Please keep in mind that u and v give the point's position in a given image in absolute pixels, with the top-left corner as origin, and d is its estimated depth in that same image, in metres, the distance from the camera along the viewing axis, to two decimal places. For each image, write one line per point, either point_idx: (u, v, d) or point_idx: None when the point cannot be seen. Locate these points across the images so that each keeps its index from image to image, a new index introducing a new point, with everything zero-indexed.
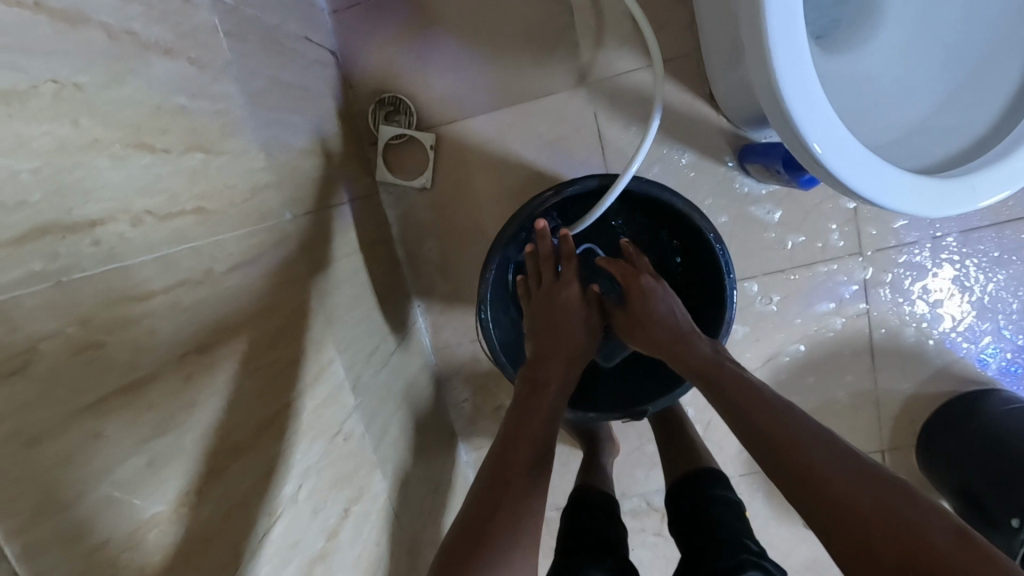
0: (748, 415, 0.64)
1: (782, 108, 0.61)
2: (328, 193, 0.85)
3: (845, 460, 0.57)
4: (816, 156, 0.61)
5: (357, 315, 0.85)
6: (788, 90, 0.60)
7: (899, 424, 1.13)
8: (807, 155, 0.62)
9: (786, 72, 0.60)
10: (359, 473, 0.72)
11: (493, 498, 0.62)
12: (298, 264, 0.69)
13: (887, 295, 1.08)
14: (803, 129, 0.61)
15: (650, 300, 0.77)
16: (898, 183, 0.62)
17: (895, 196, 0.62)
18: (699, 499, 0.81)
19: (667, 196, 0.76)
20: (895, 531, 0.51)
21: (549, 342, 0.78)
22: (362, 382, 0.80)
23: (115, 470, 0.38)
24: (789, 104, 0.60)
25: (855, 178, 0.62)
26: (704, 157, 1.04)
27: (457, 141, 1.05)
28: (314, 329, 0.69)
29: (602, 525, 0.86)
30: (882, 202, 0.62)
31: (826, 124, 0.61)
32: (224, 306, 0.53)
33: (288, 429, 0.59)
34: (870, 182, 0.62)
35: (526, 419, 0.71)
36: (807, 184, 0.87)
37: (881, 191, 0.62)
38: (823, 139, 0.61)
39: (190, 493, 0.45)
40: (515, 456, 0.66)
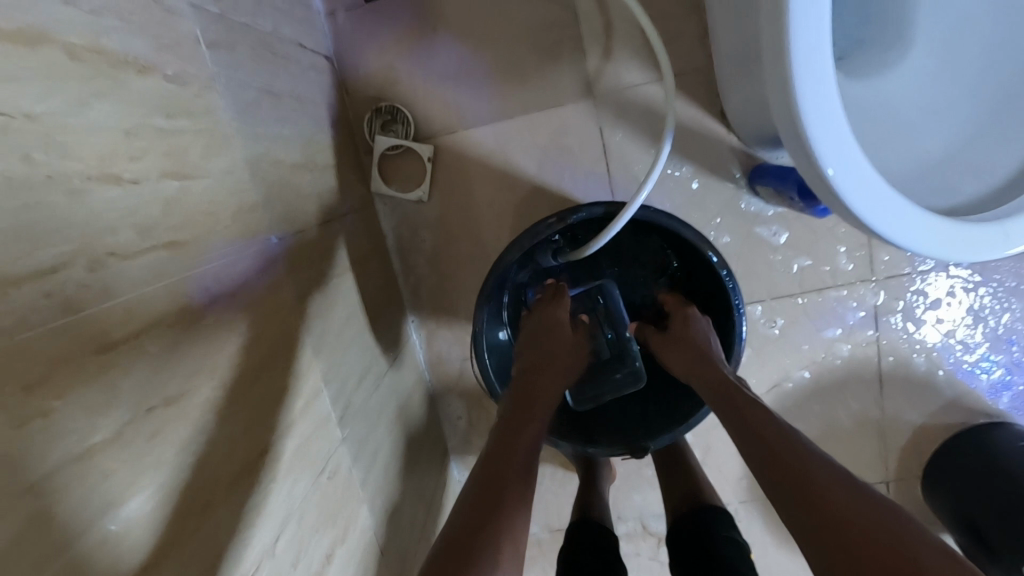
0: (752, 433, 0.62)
1: (803, 139, 0.57)
2: (320, 209, 0.81)
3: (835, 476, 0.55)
4: (830, 181, 0.57)
5: (348, 337, 0.81)
6: (811, 121, 0.56)
7: (906, 454, 1.10)
8: (820, 180, 0.58)
9: (809, 99, 0.56)
10: (345, 509, 0.68)
11: (479, 507, 0.56)
12: (285, 290, 0.65)
13: (898, 322, 1.04)
14: (820, 153, 0.57)
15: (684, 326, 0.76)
16: (921, 226, 0.59)
17: (917, 239, 0.59)
18: (707, 535, 0.78)
19: (677, 227, 0.71)
20: (883, 546, 0.48)
21: (546, 355, 0.74)
22: (351, 410, 0.76)
23: (66, 550, 0.34)
24: (810, 132, 0.56)
25: (876, 219, 0.58)
26: (713, 175, 0.99)
27: (457, 153, 1.00)
28: (299, 359, 0.65)
29: (603, 551, 0.84)
30: (904, 244, 0.59)
31: (843, 146, 0.57)
32: (200, 347, 0.49)
33: (267, 474, 0.55)
34: (887, 215, 0.58)
35: (520, 427, 0.66)
36: (822, 213, 0.83)
37: (904, 232, 0.58)
38: (839, 162, 0.57)
39: (154, 562, 0.41)
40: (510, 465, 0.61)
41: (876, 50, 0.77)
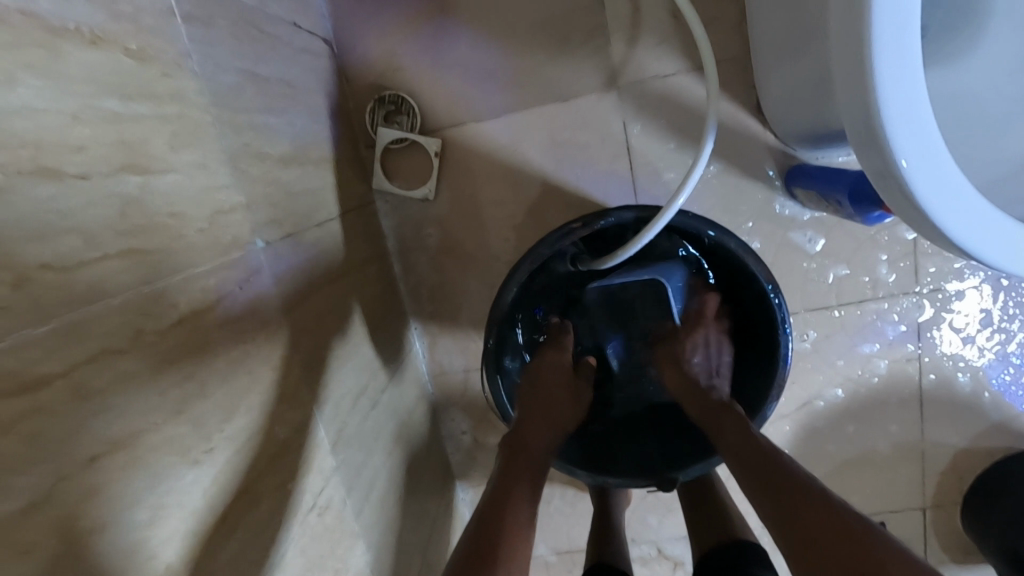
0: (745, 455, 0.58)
1: (882, 142, 0.50)
2: (314, 208, 0.73)
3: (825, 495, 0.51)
4: (902, 174, 0.50)
5: (344, 351, 0.73)
6: (892, 120, 0.50)
7: (946, 480, 1.02)
8: (890, 173, 0.51)
9: (892, 94, 0.49)
10: (336, 549, 0.61)
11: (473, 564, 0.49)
12: (271, 301, 0.57)
13: (942, 338, 0.95)
14: (895, 141, 0.50)
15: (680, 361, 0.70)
16: (1013, 239, 0.52)
17: (1010, 253, 0.52)
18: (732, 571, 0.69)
19: (719, 236, 0.63)
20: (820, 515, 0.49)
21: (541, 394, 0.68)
22: (345, 435, 0.68)
23: None
24: (891, 136, 0.50)
25: (962, 233, 0.51)
26: (745, 176, 0.90)
27: (466, 147, 0.92)
28: (286, 381, 0.57)
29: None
30: (993, 260, 0.52)
31: (921, 135, 0.50)
32: (163, 376, 0.41)
33: (243, 520, 0.47)
34: (963, 216, 0.51)
35: (517, 460, 0.61)
36: (878, 219, 0.74)
37: (993, 247, 0.52)
38: (914, 154, 0.50)
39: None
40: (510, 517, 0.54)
41: (943, 38, 0.69)
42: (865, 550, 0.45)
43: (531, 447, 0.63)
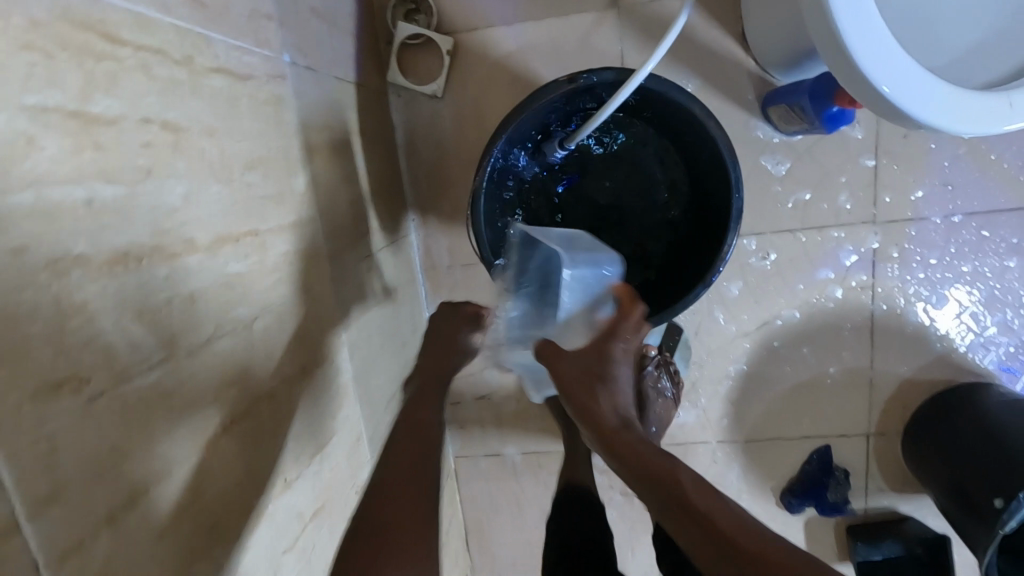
0: (615, 447, 0.59)
1: (865, 83, 0.63)
2: (336, 67, 0.81)
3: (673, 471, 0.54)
4: (885, 98, 0.63)
5: (346, 196, 0.81)
6: (862, 53, 0.62)
7: (890, 409, 1.09)
8: (875, 98, 0.63)
9: (843, 11, 0.62)
10: (325, 341, 0.68)
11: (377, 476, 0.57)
12: (292, 112, 0.65)
13: (895, 270, 1.02)
14: (872, 74, 0.62)
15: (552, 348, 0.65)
16: (972, 107, 0.63)
17: (975, 120, 0.63)
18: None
19: (683, 99, 0.69)
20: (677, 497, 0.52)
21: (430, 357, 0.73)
22: (340, 260, 0.75)
23: (54, 188, 0.34)
24: (868, 73, 0.62)
25: (950, 121, 0.63)
26: (725, 98, 0.99)
27: (476, 51, 1.01)
28: (297, 181, 0.65)
29: (593, 528, 0.87)
30: (963, 131, 0.64)
31: (890, 63, 0.62)
32: (204, 103, 0.49)
33: (256, 256, 0.54)
34: (938, 109, 0.63)
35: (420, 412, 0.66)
36: (831, 120, 0.81)
37: (959, 118, 0.63)
38: (890, 78, 0.62)
39: (131, 257, 0.39)
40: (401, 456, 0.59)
41: None
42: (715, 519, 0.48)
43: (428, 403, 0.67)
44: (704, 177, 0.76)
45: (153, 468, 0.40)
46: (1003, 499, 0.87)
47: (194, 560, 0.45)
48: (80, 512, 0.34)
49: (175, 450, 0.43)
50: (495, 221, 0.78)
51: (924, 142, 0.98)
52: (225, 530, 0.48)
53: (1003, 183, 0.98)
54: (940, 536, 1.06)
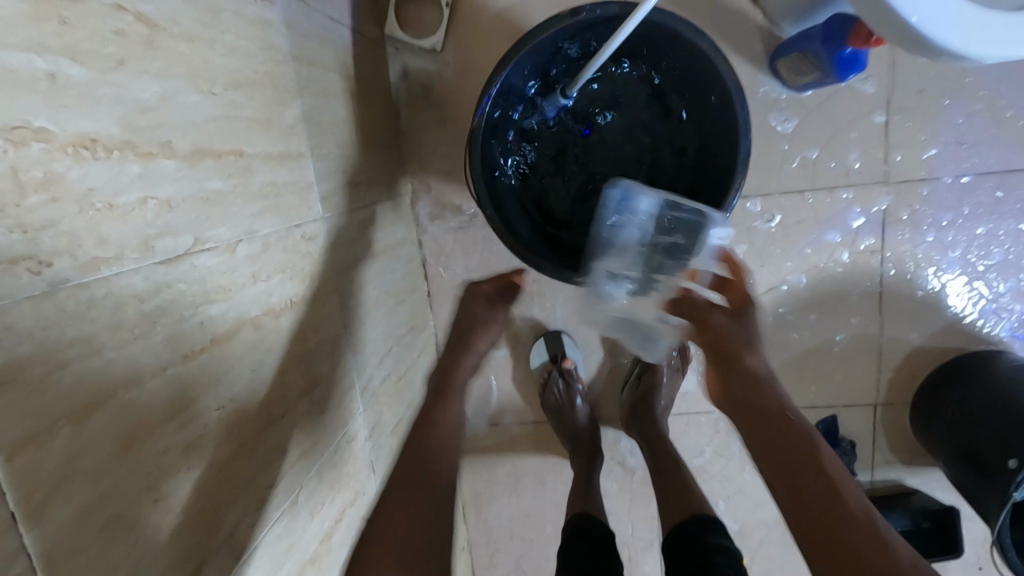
0: (792, 468, 0.57)
1: (892, 15, 0.60)
2: (332, 6, 0.78)
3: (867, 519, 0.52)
4: (912, 28, 0.60)
5: (342, 142, 0.78)
6: None
7: (899, 377, 1.06)
8: (903, 29, 0.61)
9: None
10: (318, 282, 0.65)
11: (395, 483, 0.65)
12: (282, 40, 0.62)
13: (906, 234, 1.00)
14: (898, 4, 0.59)
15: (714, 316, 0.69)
16: (1004, 29, 0.61)
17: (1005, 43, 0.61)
18: (695, 546, 0.76)
19: (689, 33, 0.67)
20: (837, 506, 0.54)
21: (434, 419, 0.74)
22: (335, 204, 0.73)
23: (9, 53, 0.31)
24: (895, 3, 0.59)
25: (983, 46, 0.61)
26: (733, 52, 0.96)
27: (475, 3, 0.98)
28: (289, 111, 0.62)
29: (597, 548, 0.85)
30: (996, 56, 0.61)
31: None
32: (187, 4, 0.46)
33: (241, 179, 0.52)
34: (971, 36, 0.60)
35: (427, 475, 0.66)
36: (844, 65, 0.79)
37: (988, 43, 0.60)
38: (918, 7, 0.60)
39: (99, 145, 0.36)
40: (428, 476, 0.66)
41: None
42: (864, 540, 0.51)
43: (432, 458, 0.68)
44: (709, 118, 0.74)
45: (126, 374, 0.37)
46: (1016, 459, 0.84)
47: (178, 480, 0.42)
48: (34, 395, 0.31)
49: (156, 357, 0.40)
50: (496, 166, 0.76)
51: (938, 98, 0.95)
52: (212, 456, 0.45)
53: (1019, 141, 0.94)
54: (949, 509, 1.05)
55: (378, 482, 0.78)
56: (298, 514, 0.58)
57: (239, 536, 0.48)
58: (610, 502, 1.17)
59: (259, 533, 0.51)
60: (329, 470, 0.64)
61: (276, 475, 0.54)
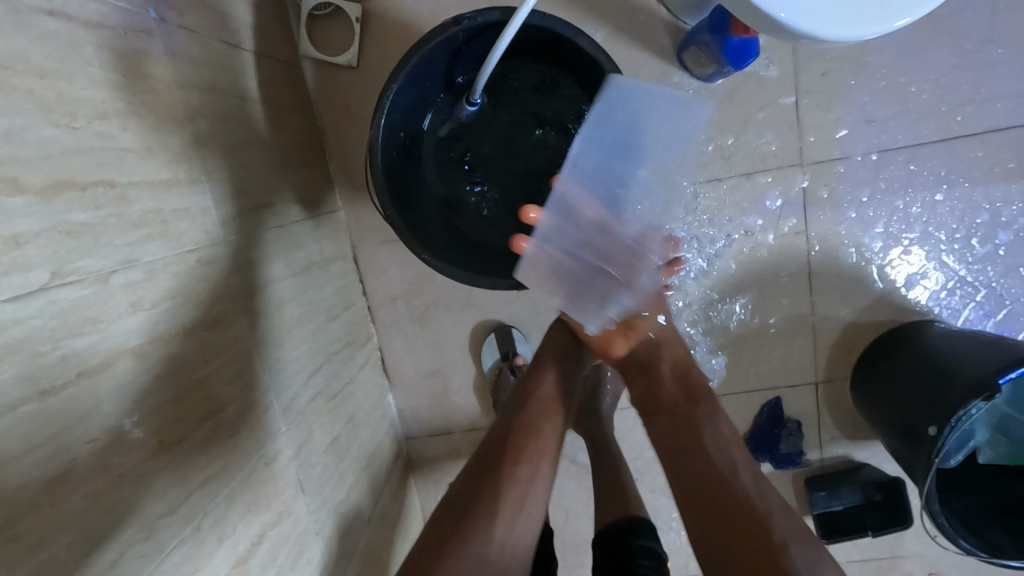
0: (700, 469, 0.73)
1: (762, 14, 0.62)
2: (228, 31, 0.78)
3: (741, 490, 0.69)
4: (784, 25, 0.61)
5: (249, 163, 0.78)
6: None
7: (836, 354, 1.07)
8: (775, 26, 0.62)
9: None
10: (221, 305, 0.65)
11: (465, 507, 0.68)
12: (164, 69, 0.63)
13: (827, 212, 1.02)
14: (766, 4, 0.61)
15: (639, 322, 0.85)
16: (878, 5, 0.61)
17: (872, 22, 0.61)
18: (620, 549, 0.78)
19: (570, 34, 0.69)
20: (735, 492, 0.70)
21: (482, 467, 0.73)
22: (240, 224, 0.72)
23: None
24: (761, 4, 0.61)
25: (856, 28, 0.62)
26: (641, 48, 0.98)
27: (386, 17, 0.99)
28: (173, 139, 0.62)
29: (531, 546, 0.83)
30: (865, 33, 0.62)
31: None
32: (32, 42, 0.46)
33: (112, 209, 0.52)
34: (843, 23, 0.61)
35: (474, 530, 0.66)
36: (732, 47, 0.84)
37: (860, 24, 0.61)
38: (785, 5, 0.61)
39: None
40: (492, 524, 0.67)
41: None
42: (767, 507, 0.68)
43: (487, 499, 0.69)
44: (605, 112, 0.76)
45: None
46: (937, 426, 0.85)
47: (37, 517, 0.42)
48: None
49: (6, 396, 0.40)
50: (401, 176, 0.77)
51: (843, 80, 0.97)
52: (84, 489, 0.45)
53: (923, 115, 0.97)
54: (892, 479, 1.05)
55: (308, 500, 0.78)
56: (203, 539, 0.57)
57: (126, 564, 0.48)
58: (567, 501, 1.17)
59: (153, 563, 0.51)
60: (242, 492, 0.64)
61: (171, 503, 0.54)
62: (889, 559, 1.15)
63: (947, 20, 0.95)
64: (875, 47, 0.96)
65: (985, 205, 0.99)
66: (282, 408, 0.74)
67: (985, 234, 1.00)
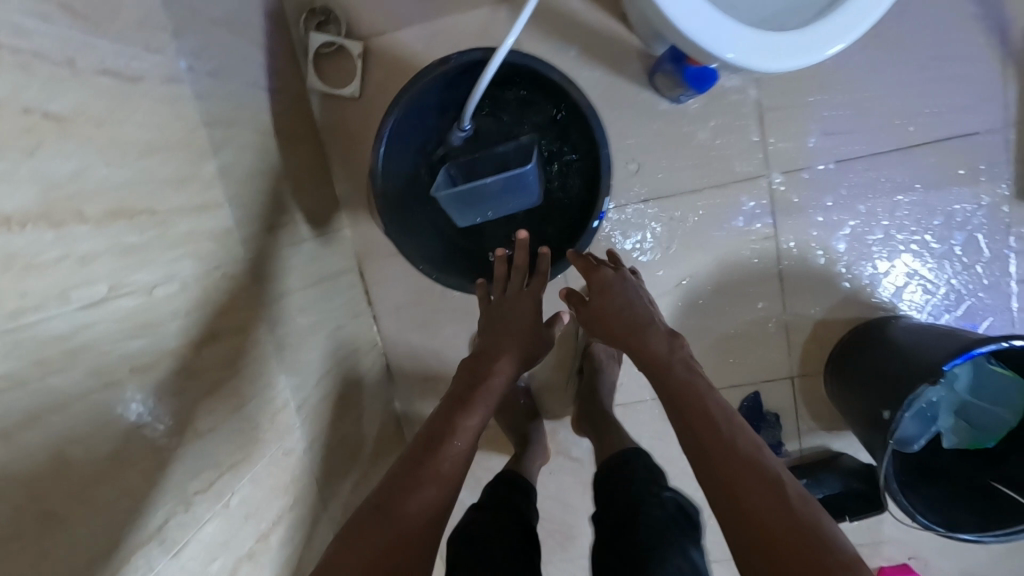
0: (709, 443, 0.63)
1: (712, 55, 0.70)
2: (245, 71, 0.88)
3: (752, 466, 0.60)
4: (733, 63, 0.70)
5: (264, 188, 0.88)
6: (698, 32, 0.69)
7: (810, 349, 1.15)
8: (726, 64, 0.71)
9: (672, 6, 0.69)
10: (243, 313, 0.75)
11: (411, 458, 0.66)
12: (192, 109, 0.73)
13: (795, 218, 1.10)
14: (715, 46, 0.70)
15: (614, 308, 0.82)
16: (816, 35, 0.69)
17: (806, 53, 0.70)
18: (619, 463, 0.89)
19: (544, 68, 0.79)
20: (753, 473, 0.59)
21: (432, 422, 0.71)
22: (258, 241, 0.82)
23: None
24: (710, 46, 0.70)
25: (798, 58, 0.70)
26: (617, 73, 1.07)
27: (384, 52, 1.10)
28: (200, 170, 0.72)
29: (516, 494, 0.92)
30: (809, 61, 0.70)
31: (729, 32, 0.69)
32: (92, 97, 0.56)
33: (155, 232, 0.61)
34: (784, 56, 0.70)
35: (414, 479, 0.63)
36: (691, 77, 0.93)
37: (802, 56, 0.70)
38: (732, 46, 0.69)
39: (19, 221, 0.46)
40: (448, 431, 0.69)
41: None
42: (717, 456, 0.62)
43: (435, 443, 0.68)
44: (580, 134, 0.86)
45: (51, 400, 0.46)
46: (890, 410, 0.93)
47: (100, 487, 0.50)
48: None
49: (80, 388, 0.49)
50: (399, 197, 0.87)
51: (804, 96, 1.06)
52: (136, 465, 0.54)
53: (879, 127, 1.06)
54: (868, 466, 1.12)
55: (320, 488, 0.87)
56: (231, 514, 0.66)
57: (169, 531, 0.57)
58: (563, 495, 1.25)
59: (191, 531, 0.60)
60: (264, 477, 0.73)
61: (204, 480, 0.63)
62: (870, 544, 1.22)
63: (897, 38, 1.03)
64: (832, 66, 1.05)
65: (940, 207, 1.07)
66: (296, 404, 0.83)
67: (941, 235, 1.08)
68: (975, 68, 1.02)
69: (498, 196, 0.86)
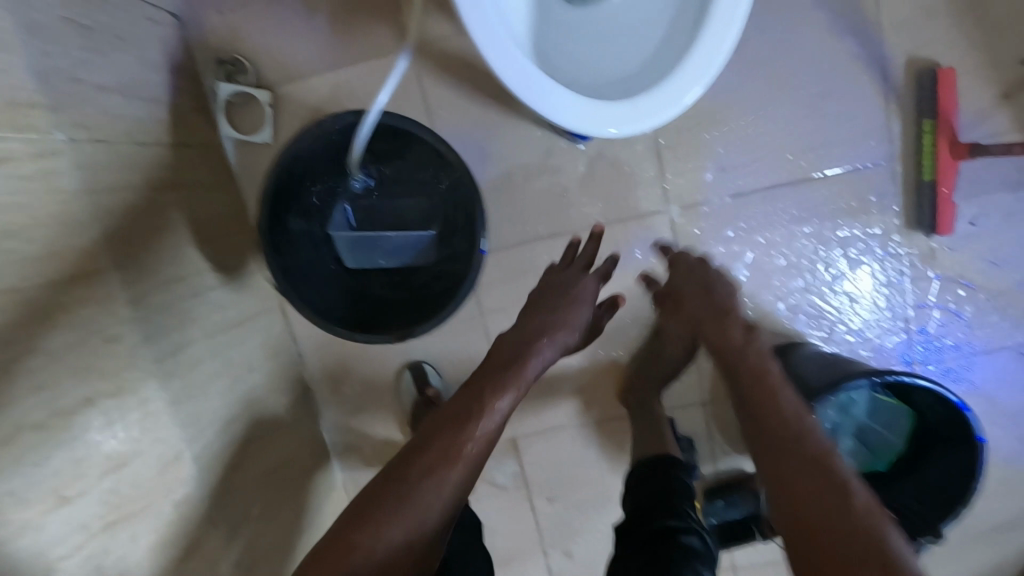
0: (779, 444, 0.69)
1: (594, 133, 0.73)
2: (139, 132, 0.91)
3: (829, 476, 0.64)
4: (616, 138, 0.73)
5: (160, 244, 0.91)
6: (573, 118, 0.72)
7: (718, 376, 1.19)
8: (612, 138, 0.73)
9: (540, 100, 0.71)
10: (127, 374, 0.78)
11: (438, 430, 0.71)
12: (70, 181, 0.76)
13: (698, 250, 1.13)
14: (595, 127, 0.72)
15: (716, 298, 0.91)
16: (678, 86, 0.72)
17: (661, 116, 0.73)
18: (657, 477, 0.99)
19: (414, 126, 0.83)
20: (823, 484, 0.63)
21: (465, 392, 0.77)
22: (150, 300, 0.85)
23: None
24: (589, 127, 0.72)
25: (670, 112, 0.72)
26: (518, 116, 1.10)
27: (293, 99, 1.13)
28: (78, 240, 0.75)
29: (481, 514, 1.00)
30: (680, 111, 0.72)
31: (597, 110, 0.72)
32: None
33: (20, 311, 0.64)
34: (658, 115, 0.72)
35: (437, 452, 0.69)
36: None
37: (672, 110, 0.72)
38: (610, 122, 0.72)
39: None
40: (476, 405, 0.73)
41: None
42: (792, 462, 0.66)
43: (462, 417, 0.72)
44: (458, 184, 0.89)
45: None
46: None
47: None
48: None
49: None
50: (292, 250, 0.89)
51: (700, 134, 1.09)
52: None
53: (773, 161, 1.09)
54: None
55: (220, 532, 0.90)
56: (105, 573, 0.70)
57: None
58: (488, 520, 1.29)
59: None
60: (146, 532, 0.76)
61: (71, 545, 0.66)
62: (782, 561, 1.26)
63: (786, 76, 1.06)
64: (726, 104, 1.08)
65: (834, 237, 1.11)
66: (191, 455, 0.87)
67: (836, 262, 1.11)
68: (861, 104, 1.05)
69: (390, 247, 0.90)
